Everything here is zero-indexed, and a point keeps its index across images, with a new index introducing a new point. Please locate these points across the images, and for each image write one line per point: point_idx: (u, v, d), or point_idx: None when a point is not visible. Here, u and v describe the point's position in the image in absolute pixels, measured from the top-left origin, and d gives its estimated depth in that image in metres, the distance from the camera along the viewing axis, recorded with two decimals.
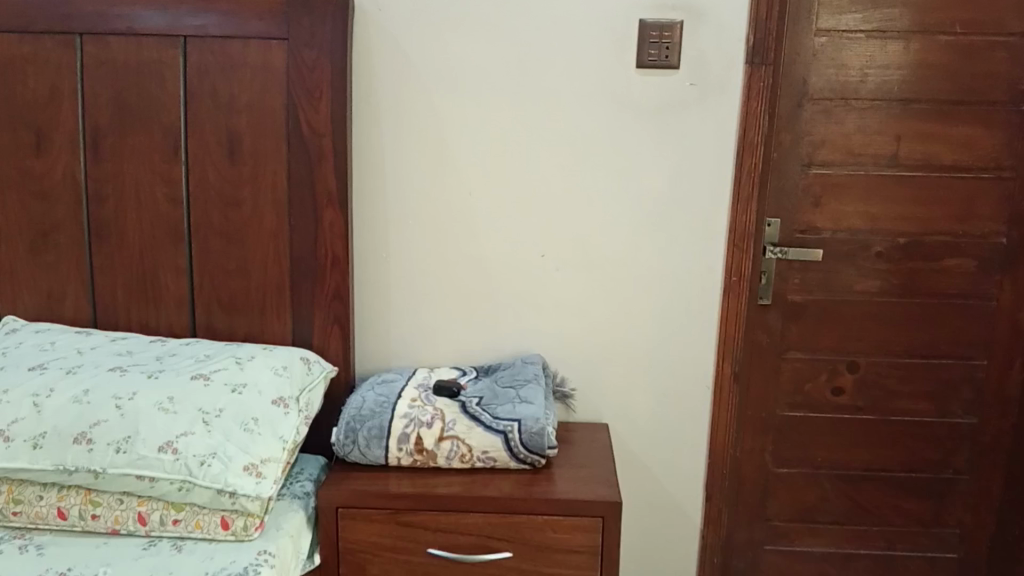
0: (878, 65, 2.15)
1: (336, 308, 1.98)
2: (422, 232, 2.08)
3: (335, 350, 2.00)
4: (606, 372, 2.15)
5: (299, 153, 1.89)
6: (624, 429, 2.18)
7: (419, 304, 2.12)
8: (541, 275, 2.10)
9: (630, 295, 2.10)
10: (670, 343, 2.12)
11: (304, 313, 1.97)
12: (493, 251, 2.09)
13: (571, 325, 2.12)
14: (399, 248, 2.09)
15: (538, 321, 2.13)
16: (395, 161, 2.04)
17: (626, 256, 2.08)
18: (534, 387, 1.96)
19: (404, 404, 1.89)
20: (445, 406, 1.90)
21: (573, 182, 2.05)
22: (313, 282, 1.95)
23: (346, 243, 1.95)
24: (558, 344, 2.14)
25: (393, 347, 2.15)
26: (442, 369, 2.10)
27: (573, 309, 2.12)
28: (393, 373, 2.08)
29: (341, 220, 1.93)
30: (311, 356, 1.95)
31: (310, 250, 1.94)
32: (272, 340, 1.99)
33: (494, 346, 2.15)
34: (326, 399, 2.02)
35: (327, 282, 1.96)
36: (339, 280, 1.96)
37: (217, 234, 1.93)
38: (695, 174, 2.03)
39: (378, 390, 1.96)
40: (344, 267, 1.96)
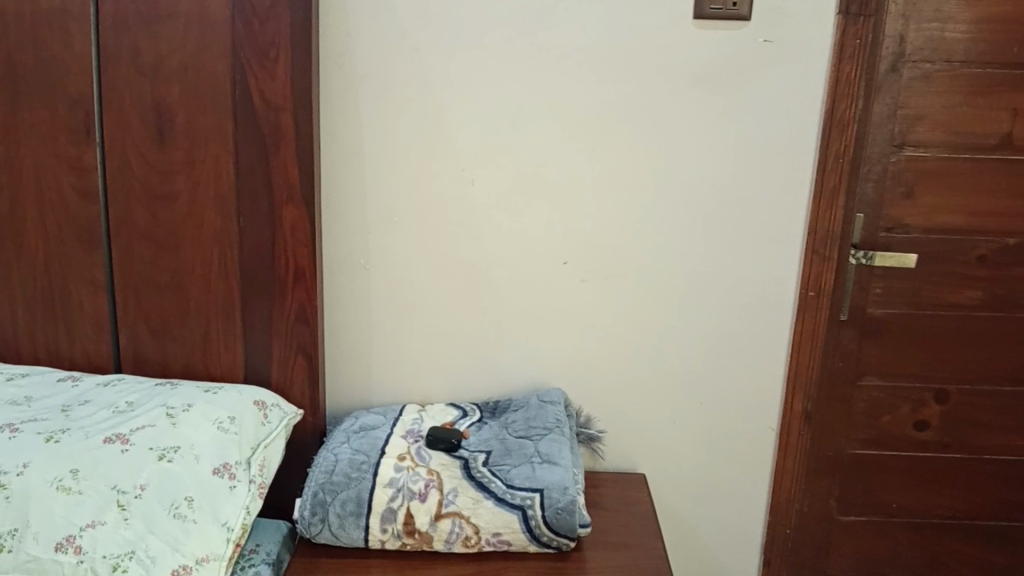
0: (997, 17, 1.65)
1: (300, 334, 1.54)
2: (411, 236, 1.63)
3: (301, 388, 1.57)
4: (644, 406, 1.74)
5: (249, 133, 1.43)
6: (662, 475, 1.78)
7: (407, 325, 1.69)
8: (563, 291, 1.67)
9: (674, 317, 1.67)
10: (723, 374, 1.70)
11: (261, 342, 1.54)
12: (503, 261, 1.65)
13: (600, 352, 1.70)
14: (382, 257, 1.64)
15: (558, 348, 1.70)
16: (375, 143, 1.58)
17: (672, 267, 1.64)
18: (557, 440, 1.52)
19: (390, 465, 1.45)
20: (443, 467, 1.46)
21: (607, 174, 1.59)
22: (271, 304, 1.52)
23: (315, 254, 1.51)
24: (582, 375, 1.72)
25: (374, 376, 1.73)
26: (438, 410, 1.67)
27: (602, 333, 1.69)
28: (374, 415, 1.64)
29: (306, 225, 1.48)
30: (267, 397, 1.53)
31: (267, 263, 1.50)
32: (219, 376, 1.56)
33: (501, 377, 1.73)
34: (289, 449, 1.60)
35: (289, 301, 1.52)
36: (303, 302, 1.52)
37: (146, 241, 1.48)
38: (763, 159, 1.58)
39: (355, 442, 1.52)
40: (312, 285, 1.52)
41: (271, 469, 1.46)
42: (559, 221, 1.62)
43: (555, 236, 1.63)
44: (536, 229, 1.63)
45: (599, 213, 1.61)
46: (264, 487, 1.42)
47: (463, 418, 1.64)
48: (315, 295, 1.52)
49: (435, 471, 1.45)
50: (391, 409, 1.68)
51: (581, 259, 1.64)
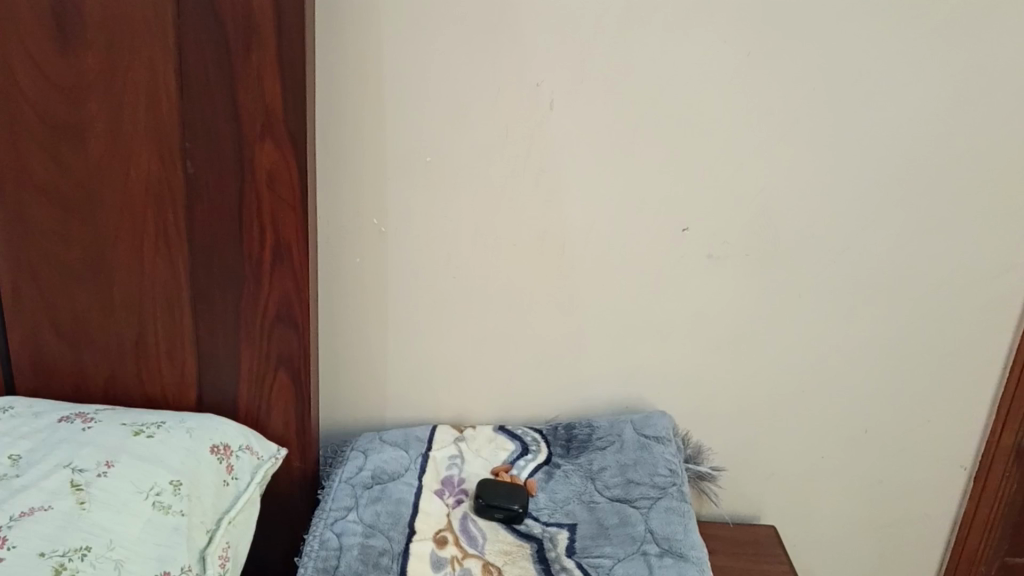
0: None
1: (283, 346, 1.00)
2: (456, 192, 1.08)
3: (283, 417, 1.05)
4: (778, 432, 1.25)
5: (204, 27, 0.86)
6: (792, 520, 1.31)
7: (443, 319, 1.17)
8: (676, 276, 1.13)
9: (837, 314, 1.16)
10: (894, 392, 1.21)
11: (226, 353, 1.00)
12: (590, 231, 1.11)
13: (724, 359, 1.19)
14: (409, 221, 1.10)
15: (661, 352, 1.19)
16: (406, 49, 1.01)
17: (840, 244, 1.11)
18: (675, 511, 1.03)
19: (426, 558, 0.97)
20: (504, 557, 0.98)
21: (760, 104, 1.04)
22: (240, 298, 0.98)
23: (308, 223, 0.96)
24: (692, 390, 1.22)
25: (398, 385, 1.22)
26: (485, 447, 1.17)
27: (729, 333, 1.17)
28: (390, 455, 1.14)
29: (294, 179, 0.93)
30: (232, 438, 1.01)
31: (234, 235, 0.95)
32: (162, 398, 1.03)
33: (576, 389, 1.22)
34: (274, 498, 1.10)
35: (263, 295, 0.98)
36: (290, 296, 0.98)
37: (39, 193, 0.92)
38: (1005, 90, 1.03)
39: (368, 512, 1.03)
40: (303, 271, 0.97)
41: (236, 556, 0.96)
42: (679, 173, 1.07)
43: (670, 197, 1.09)
44: (643, 186, 1.08)
45: (741, 163, 1.07)
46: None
47: (521, 460, 1.14)
48: (310, 286, 0.98)
49: (493, 567, 0.96)
50: (416, 444, 1.17)
51: (710, 230, 1.11)
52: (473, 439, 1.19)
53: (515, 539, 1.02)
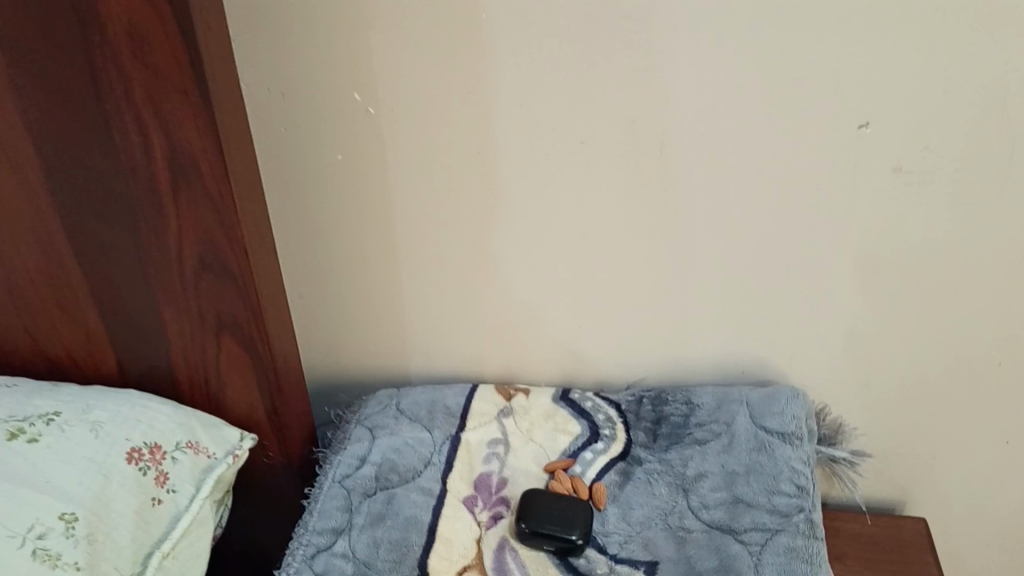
0: None
1: (213, 292, 0.69)
2: (494, 72, 0.70)
3: (243, 391, 0.76)
4: (956, 409, 0.89)
5: None
6: (953, 510, 0.98)
7: (481, 253, 0.82)
8: (834, 199, 0.74)
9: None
10: None
11: (136, 301, 0.70)
12: (707, 133, 0.71)
13: (889, 313, 0.82)
14: (425, 114, 0.73)
15: (796, 302, 0.82)
16: None
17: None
18: (798, 557, 0.70)
19: None
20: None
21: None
22: (141, 237, 0.66)
23: (221, 127, 0.59)
24: (835, 351, 0.86)
25: (427, 328, 0.89)
26: (542, 427, 0.84)
27: (903, 279, 0.79)
28: (406, 439, 0.81)
29: (181, 62, 0.56)
30: (159, 431, 0.70)
31: (108, 151, 0.61)
32: (66, 353, 0.75)
33: (677, 339, 0.87)
34: (251, 489, 0.81)
35: (172, 226, 0.64)
36: (213, 236, 0.65)
37: None
38: None
39: (363, 539, 0.71)
40: (224, 200, 0.62)
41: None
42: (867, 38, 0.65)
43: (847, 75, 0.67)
44: (798, 62, 0.67)
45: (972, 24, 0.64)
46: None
47: (588, 453, 0.82)
48: (242, 224, 0.64)
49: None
50: (443, 418, 0.84)
51: (903, 129, 0.69)
52: (524, 414, 0.85)
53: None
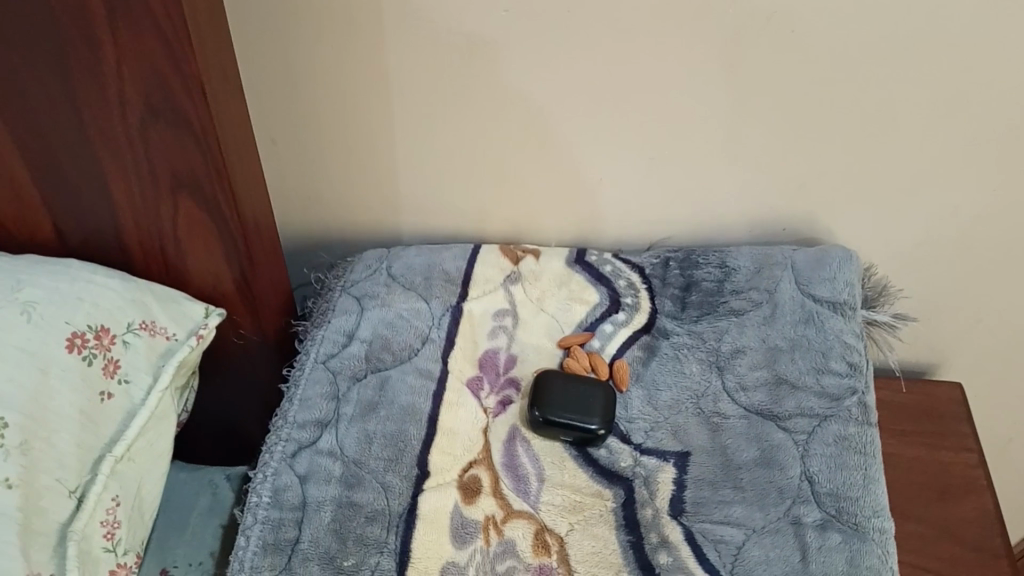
0: None
1: (165, 141, 0.56)
2: None
3: (208, 259, 0.64)
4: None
5: None
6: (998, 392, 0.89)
7: (486, 99, 0.69)
8: (918, 32, 0.61)
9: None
10: None
11: (75, 152, 0.57)
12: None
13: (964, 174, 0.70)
14: None
15: (855, 158, 0.70)
16: None
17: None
18: (851, 447, 0.61)
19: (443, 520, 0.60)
20: (571, 516, 0.61)
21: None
22: (69, 67, 0.52)
23: None
24: (892, 215, 0.75)
25: (422, 181, 0.77)
26: (555, 296, 0.73)
27: (986, 136, 0.67)
28: (400, 312, 0.72)
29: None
30: (106, 308, 0.61)
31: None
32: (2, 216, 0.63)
33: (713, 195, 0.75)
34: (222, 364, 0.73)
35: (107, 57, 0.51)
36: (162, 68, 0.52)
37: None
38: None
39: (352, 433, 0.64)
40: (174, 20, 0.49)
41: (138, 519, 0.62)
42: None
43: None
44: None
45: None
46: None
47: (607, 325, 0.71)
48: (198, 59, 0.51)
49: (552, 535, 0.60)
50: (442, 286, 0.74)
51: None
52: (534, 281, 0.74)
53: (592, 481, 0.62)
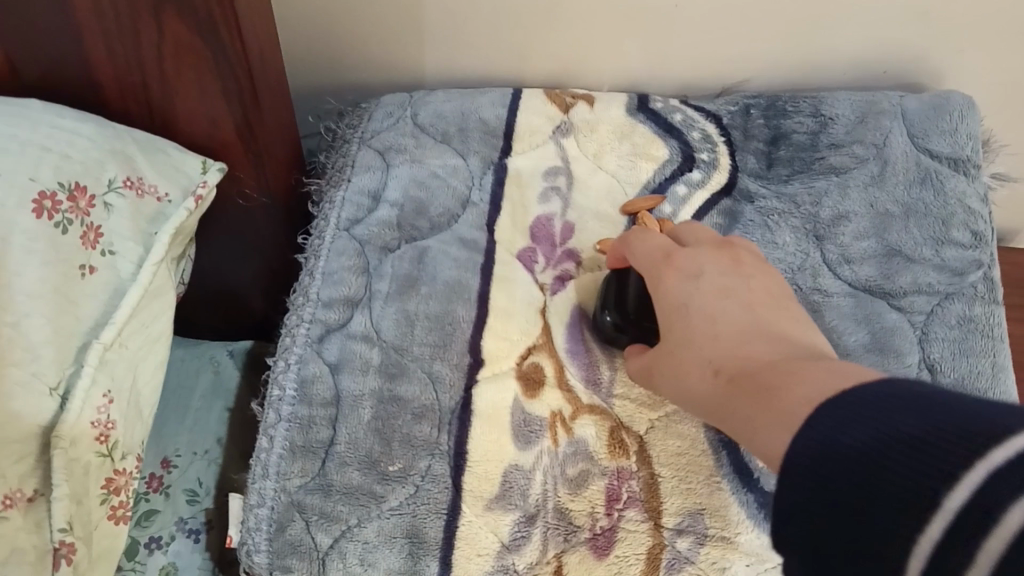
0: None
1: None
2: None
3: (202, 99, 0.52)
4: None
5: None
6: None
7: None
8: None
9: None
10: None
11: None
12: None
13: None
14: None
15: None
16: None
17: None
18: (977, 331, 0.53)
19: (502, 422, 0.51)
20: (650, 412, 0.52)
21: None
22: None
23: None
24: (1008, 66, 0.64)
25: (457, 14, 0.64)
26: (615, 152, 0.62)
27: None
28: (434, 170, 0.61)
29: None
30: (82, 161, 0.48)
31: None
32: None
33: (801, 32, 0.63)
34: (226, 232, 0.62)
35: None
36: None
37: None
38: None
39: (390, 313, 0.54)
40: None
41: (134, 418, 0.50)
42: None
43: None
44: None
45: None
46: (124, 503, 0.50)
47: (681, 185, 0.60)
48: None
49: (630, 434, 0.51)
50: (481, 139, 0.62)
51: None
52: (590, 133, 0.63)
53: None
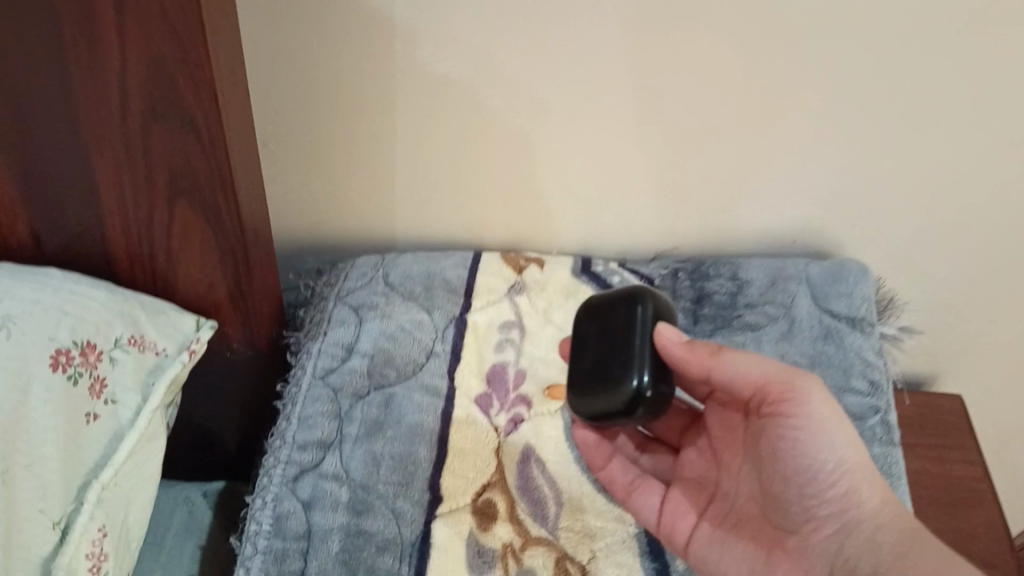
0: None
1: (168, 147, 0.52)
2: None
3: (202, 268, 0.59)
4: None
5: None
6: (983, 415, 0.89)
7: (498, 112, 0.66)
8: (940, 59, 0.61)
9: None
10: None
11: (66, 160, 0.53)
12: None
13: (992, 199, 0.69)
14: None
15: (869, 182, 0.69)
16: None
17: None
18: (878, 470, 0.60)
19: (458, 553, 0.56)
20: (591, 543, 0.58)
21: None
22: (69, 59, 0.48)
23: None
24: (899, 238, 0.74)
25: (424, 191, 0.74)
26: (562, 308, 0.70)
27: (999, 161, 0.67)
28: (401, 324, 0.68)
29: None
30: (96, 322, 0.54)
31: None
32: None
33: (721, 209, 0.73)
34: (211, 380, 0.68)
35: (114, 54, 0.47)
36: (171, 71, 0.48)
37: None
38: None
39: (358, 455, 0.60)
40: (191, 19, 0.46)
41: (123, 553, 0.55)
42: None
43: None
44: None
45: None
46: None
47: None
48: (210, 55, 0.48)
49: (574, 563, 0.57)
50: (444, 297, 0.70)
51: None
52: (541, 291, 0.71)
53: (613, 506, 0.60)
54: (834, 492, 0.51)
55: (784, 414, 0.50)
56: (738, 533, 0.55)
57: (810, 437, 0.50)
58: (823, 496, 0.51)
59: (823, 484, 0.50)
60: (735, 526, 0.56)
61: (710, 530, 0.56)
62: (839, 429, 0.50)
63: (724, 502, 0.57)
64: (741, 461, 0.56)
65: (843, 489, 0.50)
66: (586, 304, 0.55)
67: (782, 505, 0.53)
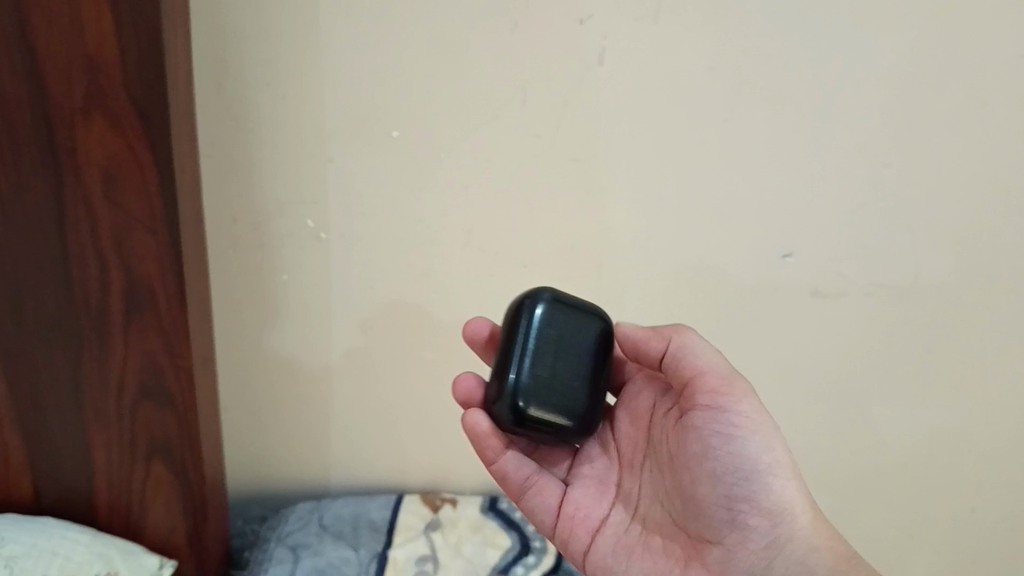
0: None
1: (151, 419, 0.67)
2: (443, 223, 0.74)
3: (166, 515, 0.72)
4: (882, 496, 0.94)
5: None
6: None
7: (413, 379, 0.84)
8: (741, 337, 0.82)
9: (983, 361, 0.84)
10: (999, 473, 0.92)
11: (69, 432, 0.67)
12: (647, 247, 0.76)
13: (809, 414, 0.89)
14: (376, 248, 0.75)
15: None
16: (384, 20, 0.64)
17: (1009, 278, 0.79)
18: None
19: None
20: None
21: (930, 59, 0.67)
22: (83, 357, 0.64)
23: (182, 255, 0.60)
24: None
25: (353, 446, 0.89)
26: (470, 541, 0.84)
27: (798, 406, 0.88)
28: (331, 560, 0.80)
29: (146, 175, 0.56)
30: (81, 559, 0.66)
31: (57, 261, 0.59)
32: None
33: None
34: None
35: (118, 352, 0.64)
36: (159, 362, 0.64)
37: None
38: None
39: None
40: (176, 324, 0.63)
41: None
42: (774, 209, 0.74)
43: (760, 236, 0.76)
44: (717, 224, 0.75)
45: (877, 166, 0.72)
46: None
47: (519, 567, 0.81)
48: (191, 348, 0.64)
49: None
50: (369, 535, 0.84)
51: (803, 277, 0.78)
52: (452, 526, 0.85)
53: None
54: (769, 502, 0.58)
55: (721, 410, 0.58)
56: (645, 546, 0.63)
57: (744, 438, 0.58)
58: (754, 503, 0.58)
59: (749, 493, 0.58)
60: (643, 536, 0.63)
61: (613, 539, 0.64)
62: (772, 443, 0.59)
63: (626, 505, 0.65)
64: (646, 463, 0.65)
65: (779, 502, 0.58)
66: (543, 298, 0.59)
67: (706, 518, 0.60)
